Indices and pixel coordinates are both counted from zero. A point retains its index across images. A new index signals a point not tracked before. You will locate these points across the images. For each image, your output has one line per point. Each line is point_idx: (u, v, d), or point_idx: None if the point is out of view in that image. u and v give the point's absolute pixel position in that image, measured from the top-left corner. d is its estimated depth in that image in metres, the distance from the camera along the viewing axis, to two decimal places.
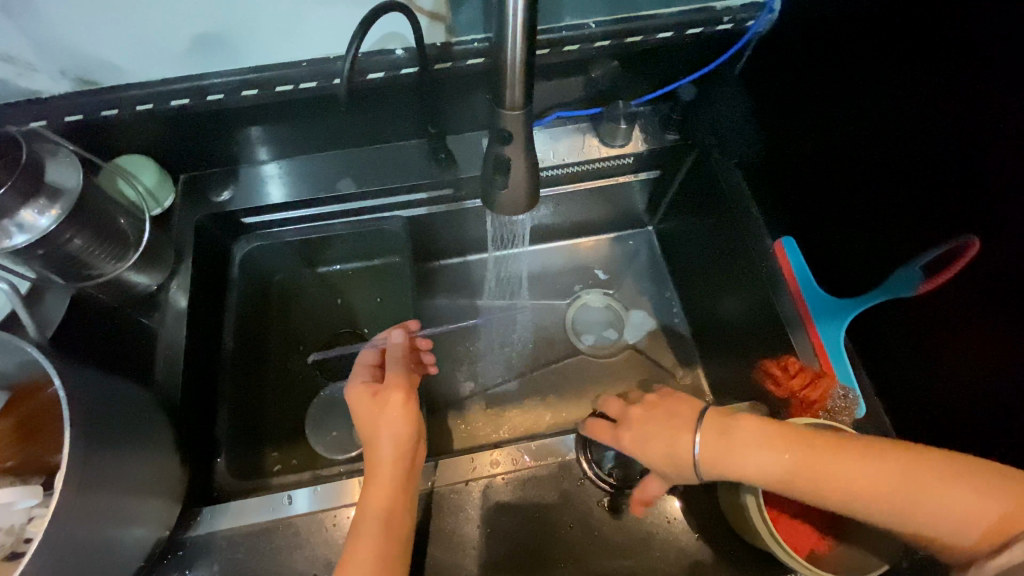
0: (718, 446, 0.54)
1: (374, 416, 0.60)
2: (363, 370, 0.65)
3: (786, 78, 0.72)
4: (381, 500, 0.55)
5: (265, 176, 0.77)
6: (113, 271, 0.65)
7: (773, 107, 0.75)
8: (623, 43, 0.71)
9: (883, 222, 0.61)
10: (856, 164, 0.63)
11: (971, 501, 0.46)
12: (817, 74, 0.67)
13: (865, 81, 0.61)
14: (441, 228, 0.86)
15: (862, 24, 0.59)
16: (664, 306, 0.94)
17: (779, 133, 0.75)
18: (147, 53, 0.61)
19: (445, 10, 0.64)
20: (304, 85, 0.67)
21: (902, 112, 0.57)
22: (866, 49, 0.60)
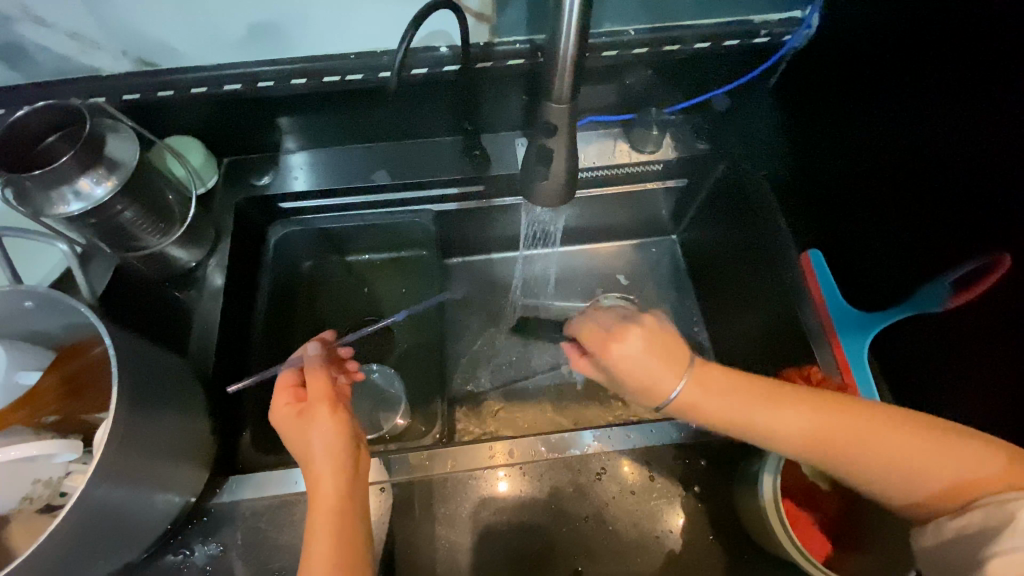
0: (699, 401, 0.51)
1: (301, 431, 0.56)
2: (282, 391, 0.59)
3: (821, 93, 0.73)
4: (326, 509, 0.52)
5: (290, 166, 0.80)
6: (157, 245, 0.68)
7: (805, 121, 0.76)
8: (660, 51, 0.73)
9: (914, 238, 0.61)
10: (889, 198, 0.64)
11: (933, 470, 0.47)
12: (856, 85, 0.67)
13: (909, 93, 0.60)
14: (469, 224, 0.88)
15: (907, 48, 0.60)
16: (684, 314, 0.94)
17: (812, 153, 0.75)
18: (204, 38, 0.64)
19: (491, 11, 0.66)
20: (350, 77, 0.69)
21: (940, 143, 0.57)
22: (912, 75, 0.59)
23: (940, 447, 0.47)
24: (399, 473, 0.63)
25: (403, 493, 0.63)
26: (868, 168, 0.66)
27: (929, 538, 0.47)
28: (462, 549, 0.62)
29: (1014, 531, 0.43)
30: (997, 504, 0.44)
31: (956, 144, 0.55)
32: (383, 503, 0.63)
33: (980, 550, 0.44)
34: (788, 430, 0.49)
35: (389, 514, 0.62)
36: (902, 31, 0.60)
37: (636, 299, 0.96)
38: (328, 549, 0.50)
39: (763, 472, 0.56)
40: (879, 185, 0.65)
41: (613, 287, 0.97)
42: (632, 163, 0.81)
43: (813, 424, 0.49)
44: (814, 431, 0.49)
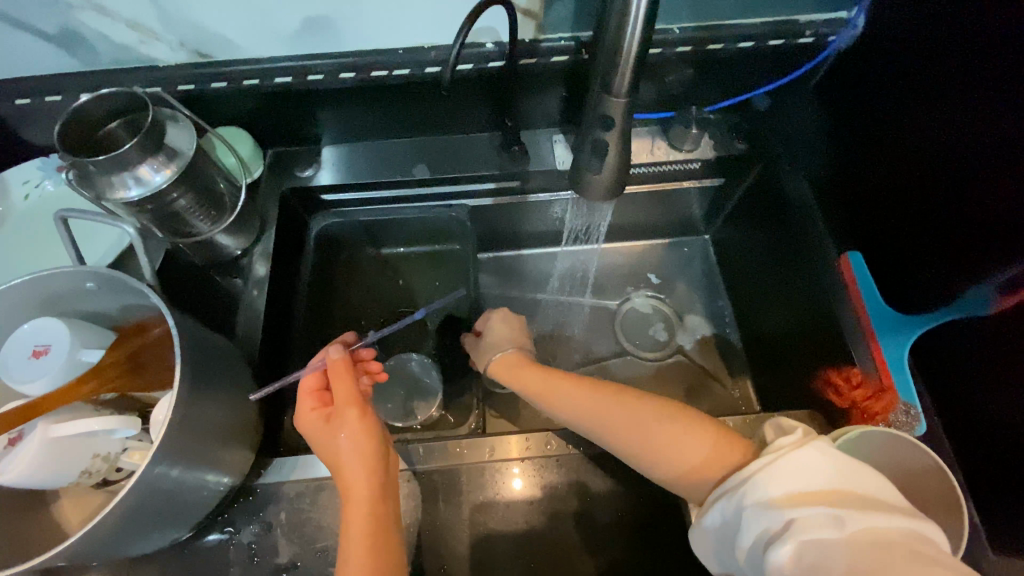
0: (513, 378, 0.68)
1: (328, 434, 0.57)
2: (307, 397, 0.61)
3: (865, 97, 0.72)
4: (360, 512, 0.54)
5: (320, 159, 0.82)
6: (207, 232, 0.70)
7: (845, 124, 0.76)
8: (704, 50, 0.73)
9: (959, 245, 0.61)
10: (927, 202, 0.64)
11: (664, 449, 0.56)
12: (901, 91, 0.66)
13: (956, 104, 0.59)
14: (505, 218, 0.89)
15: (949, 52, 0.59)
16: (715, 314, 0.96)
17: (853, 157, 0.74)
18: (260, 32, 0.66)
19: (538, 8, 0.67)
20: (397, 72, 0.71)
21: (984, 148, 0.57)
22: (954, 80, 0.59)
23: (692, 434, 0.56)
24: (420, 461, 0.64)
25: (440, 481, 0.64)
26: (908, 175, 0.66)
27: (705, 538, 0.51)
28: (498, 538, 0.63)
29: (753, 517, 0.45)
30: (729, 490, 0.49)
31: (1007, 156, 0.54)
32: (412, 489, 0.64)
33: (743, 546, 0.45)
34: (586, 407, 0.61)
35: (418, 501, 0.64)
36: (946, 33, 0.60)
37: (667, 299, 0.98)
38: (365, 549, 0.52)
39: None
40: (918, 191, 0.65)
41: (644, 286, 0.98)
42: (671, 162, 0.81)
43: (601, 405, 0.60)
44: (612, 421, 0.59)
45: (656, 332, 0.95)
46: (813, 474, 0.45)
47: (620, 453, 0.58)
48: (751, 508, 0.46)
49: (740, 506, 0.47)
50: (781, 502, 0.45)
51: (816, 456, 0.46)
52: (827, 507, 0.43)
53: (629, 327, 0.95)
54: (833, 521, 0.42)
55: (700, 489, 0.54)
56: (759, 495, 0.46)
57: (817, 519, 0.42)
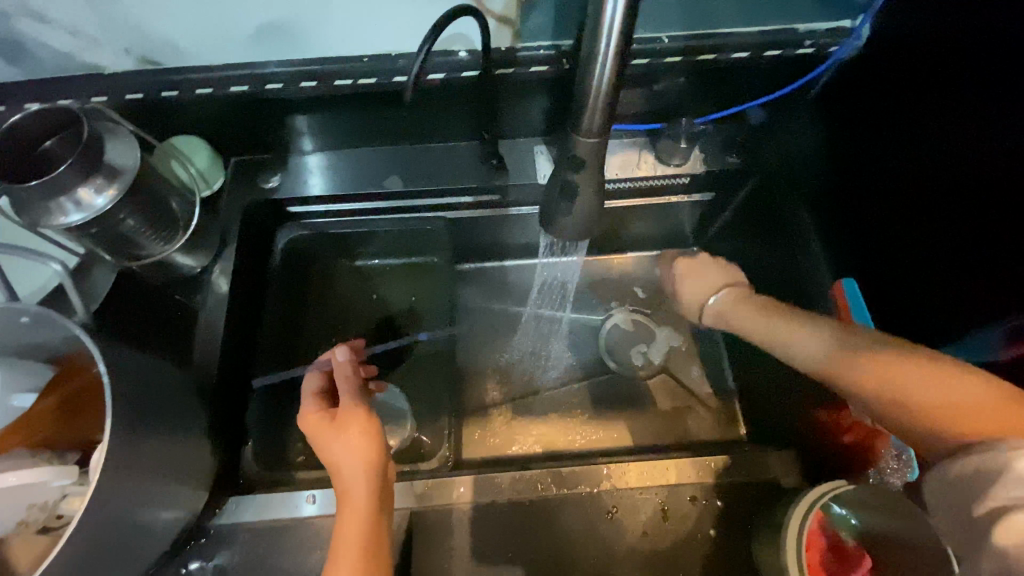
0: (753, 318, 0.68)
1: (330, 440, 0.57)
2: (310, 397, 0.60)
3: (863, 104, 0.68)
4: (356, 514, 0.52)
5: (307, 167, 0.77)
6: (163, 252, 0.66)
7: (844, 136, 0.71)
8: (696, 60, 0.68)
9: (958, 269, 0.57)
10: (925, 224, 0.60)
11: (906, 394, 0.47)
12: (900, 95, 0.62)
13: (955, 108, 0.56)
14: (484, 230, 0.84)
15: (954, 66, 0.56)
16: (703, 332, 0.92)
17: (850, 170, 0.70)
18: (211, 36, 0.60)
19: (515, 14, 0.62)
20: (361, 82, 0.65)
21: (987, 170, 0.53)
22: (956, 95, 0.56)
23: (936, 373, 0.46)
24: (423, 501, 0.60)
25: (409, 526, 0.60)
26: (903, 192, 0.63)
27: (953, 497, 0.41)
28: None
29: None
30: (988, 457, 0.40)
31: (1009, 169, 0.50)
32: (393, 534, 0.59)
33: (982, 506, 0.39)
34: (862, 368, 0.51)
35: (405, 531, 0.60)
36: (952, 48, 0.56)
37: (654, 314, 0.93)
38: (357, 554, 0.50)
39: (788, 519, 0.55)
40: (916, 210, 0.61)
41: (631, 301, 0.94)
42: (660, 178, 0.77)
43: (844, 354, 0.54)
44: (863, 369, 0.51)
45: (637, 356, 0.90)
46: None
47: (881, 407, 0.49)
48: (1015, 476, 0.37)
49: (999, 456, 0.39)
50: None
51: None
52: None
53: (610, 350, 0.90)
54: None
55: (954, 437, 0.43)
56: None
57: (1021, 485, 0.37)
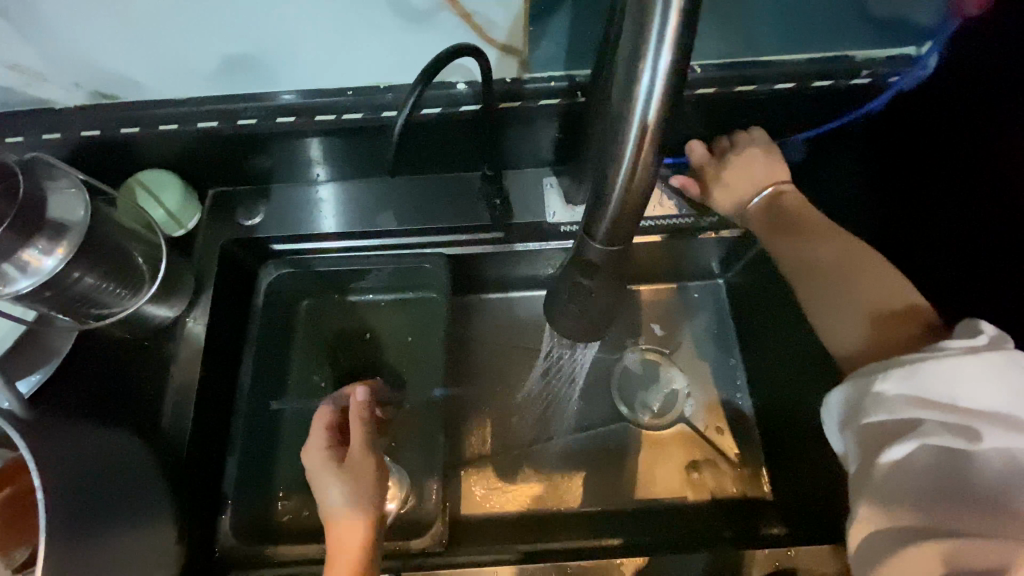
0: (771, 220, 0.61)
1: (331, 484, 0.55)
2: (321, 436, 0.58)
3: (920, 123, 0.61)
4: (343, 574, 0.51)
5: (320, 199, 0.70)
6: (130, 307, 0.60)
7: (900, 162, 0.64)
8: (729, 92, 0.59)
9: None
10: (930, 284, 0.59)
11: (883, 301, 0.50)
12: (969, 114, 0.56)
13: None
14: (488, 265, 0.76)
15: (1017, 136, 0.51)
16: (727, 373, 0.84)
17: (908, 196, 0.63)
18: (171, 71, 0.55)
19: (521, 44, 0.54)
20: (347, 117, 0.59)
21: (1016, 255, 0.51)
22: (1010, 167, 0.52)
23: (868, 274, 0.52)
24: None
25: None
26: (942, 232, 0.58)
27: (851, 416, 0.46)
28: None
29: (881, 404, 0.44)
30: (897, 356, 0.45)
31: None
32: None
33: (870, 436, 0.44)
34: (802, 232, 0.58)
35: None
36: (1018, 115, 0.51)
37: (673, 354, 0.85)
38: None
39: None
40: (932, 264, 0.59)
41: (647, 338, 0.86)
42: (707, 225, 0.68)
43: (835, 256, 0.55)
44: (822, 265, 0.55)
45: (651, 403, 0.82)
46: (914, 377, 0.43)
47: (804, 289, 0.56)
48: (875, 393, 0.44)
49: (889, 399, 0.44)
50: (912, 400, 0.42)
51: (992, 375, 0.41)
52: (959, 415, 0.41)
53: (624, 396, 0.83)
54: (961, 432, 0.41)
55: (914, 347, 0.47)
56: (891, 387, 0.43)
57: (943, 423, 0.41)
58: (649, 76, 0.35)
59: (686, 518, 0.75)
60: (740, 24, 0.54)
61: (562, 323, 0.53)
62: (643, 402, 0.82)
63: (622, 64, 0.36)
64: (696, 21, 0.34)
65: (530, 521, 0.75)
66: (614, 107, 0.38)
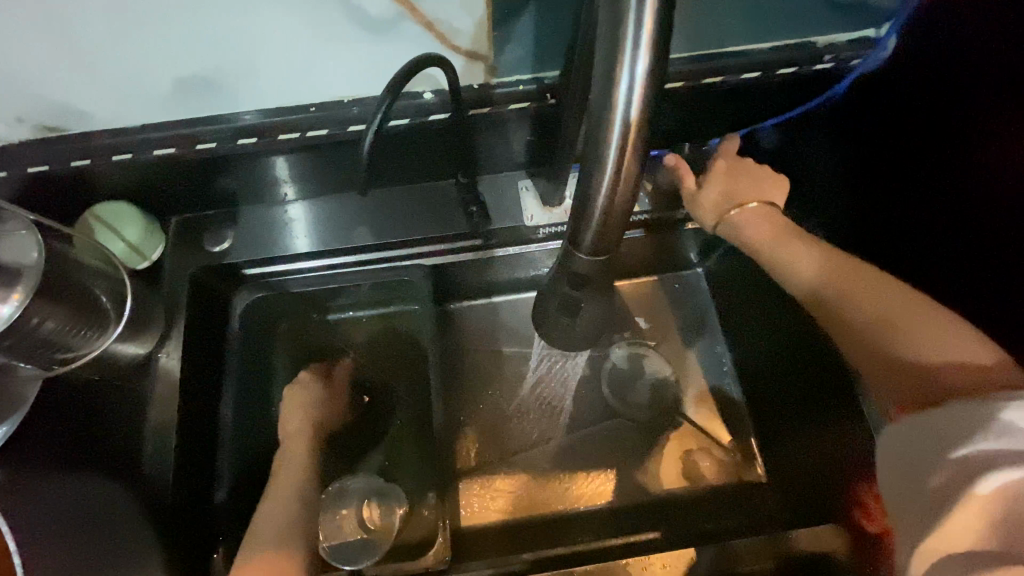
0: (769, 229, 0.58)
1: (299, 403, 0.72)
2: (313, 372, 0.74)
3: (878, 97, 0.62)
4: (264, 535, 0.61)
5: (288, 219, 0.67)
6: (98, 348, 0.57)
7: (858, 137, 0.65)
8: (698, 84, 0.59)
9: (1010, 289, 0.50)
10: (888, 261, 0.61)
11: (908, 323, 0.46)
12: (924, 84, 0.56)
13: (980, 102, 0.51)
14: (469, 273, 0.75)
15: (982, 137, 0.51)
16: (712, 361, 0.85)
17: (866, 160, 0.63)
18: (120, 98, 0.52)
19: (487, 50, 0.52)
20: (311, 134, 0.57)
21: (955, 245, 0.54)
22: (967, 164, 0.53)
23: (909, 302, 0.47)
24: None
25: None
26: (891, 194, 0.60)
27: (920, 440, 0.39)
28: None
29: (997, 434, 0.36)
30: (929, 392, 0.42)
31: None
32: None
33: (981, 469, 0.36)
34: (792, 244, 0.56)
35: None
36: (1002, 137, 0.49)
37: (658, 345, 0.86)
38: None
39: None
40: (888, 223, 0.60)
41: (633, 332, 0.86)
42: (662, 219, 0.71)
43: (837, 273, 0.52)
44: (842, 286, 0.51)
45: (643, 397, 0.83)
46: None
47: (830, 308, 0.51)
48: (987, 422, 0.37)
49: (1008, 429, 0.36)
50: None
51: None
52: None
53: (613, 391, 0.83)
54: None
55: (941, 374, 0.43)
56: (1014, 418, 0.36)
57: None
58: (628, 82, 0.34)
59: (684, 509, 0.76)
60: (705, 15, 0.54)
61: (554, 330, 0.53)
62: (634, 397, 0.82)
63: (598, 66, 0.35)
64: (667, 22, 0.34)
65: (531, 526, 0.75)
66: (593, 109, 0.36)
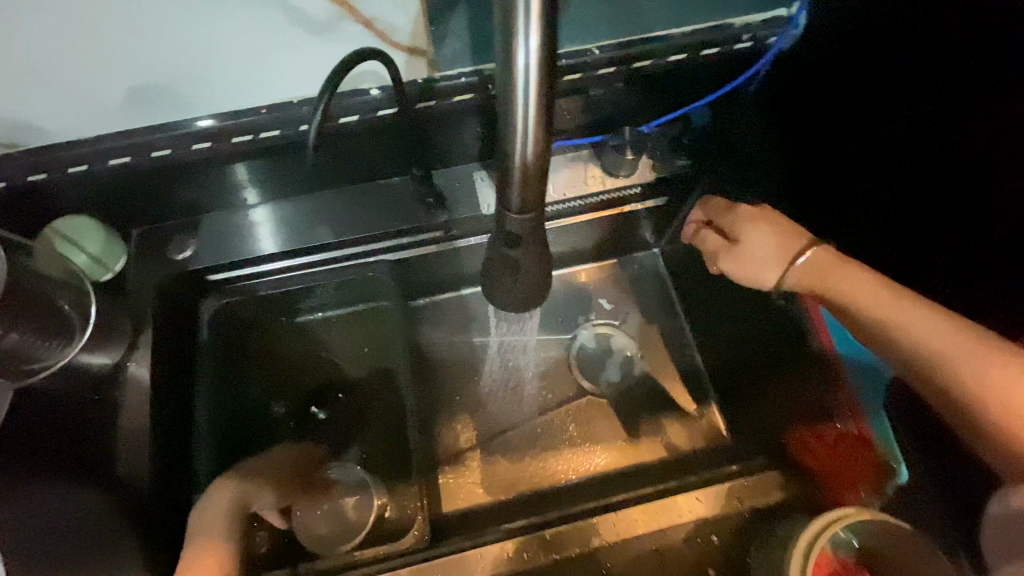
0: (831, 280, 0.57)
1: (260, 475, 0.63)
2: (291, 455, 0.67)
3: (798, 79, 0.67)
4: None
5: (253, 223, 0.69)
6: (63, 358, 0.58)
7: (784, 112, 0.70)
8: (630, 68, 0.64)
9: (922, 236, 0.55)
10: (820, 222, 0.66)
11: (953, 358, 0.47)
12: (827, 70, 0.62)
13: (875, 82, 0.56)
14: (433, 267, 0.78)
15: (882, 114, 0.56)
16: (673, 335, 0.89)
17: (794, 146, 0.68)
18: (69, 110, 0.53)
19: (425, 45, 0.56)
20: (264, 135, 0.59)
21: (887, 216, 0.58)
22: (877, 144, 0.57)
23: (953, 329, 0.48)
24: None
25: None
26: (822, 177, 0.64)
27: None
28: None
29: None
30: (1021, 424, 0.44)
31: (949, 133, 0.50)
32: None
33: None
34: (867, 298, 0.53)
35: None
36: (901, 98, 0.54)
37: (621, 324, 0.89)
38: None
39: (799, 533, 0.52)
40: (826, 204, 0.65)
41: (596, 313, 0.90)
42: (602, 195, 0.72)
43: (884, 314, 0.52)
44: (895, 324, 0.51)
45: (610, 373, 0.86)
46: None
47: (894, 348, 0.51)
48: None
49: None
50: None
51: None
52: None
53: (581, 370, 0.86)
54: None
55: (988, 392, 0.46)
56: None
57: None
58: (525, 47, 0.35)
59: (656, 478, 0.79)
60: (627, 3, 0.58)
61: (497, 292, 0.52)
62: (601, 374, 0.86)
63: (499, 42, 0.37)
64: None
65: (510, 506, 0.77)
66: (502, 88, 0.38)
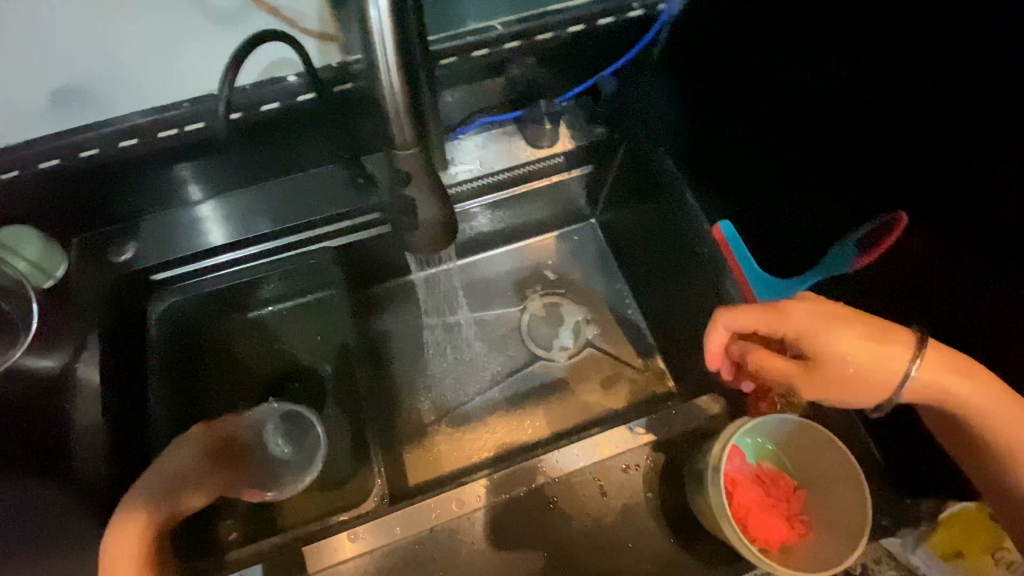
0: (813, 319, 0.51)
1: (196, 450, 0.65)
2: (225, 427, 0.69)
3: (698, 50, 0.74)
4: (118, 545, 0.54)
5: (202, 218, 0.71)
6: (9, 359, 0.60)
7: (689, 81, 0.77)
8: (533, 40, 0.68)
9: None
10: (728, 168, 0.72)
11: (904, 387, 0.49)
12: (728, 42, 0.69)
13: (769, 45, 0.63)
14: (378, 251, 0.81)
15: (780, 75, 0.62)
16: (617, 298, 0.93)
17: (710, 120, 0.75)
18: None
19: (334, 29, 0.61)
20: (191, 128, 0.59)
21: (803, 171, 0.63)
22: (784, 108, 0.63)
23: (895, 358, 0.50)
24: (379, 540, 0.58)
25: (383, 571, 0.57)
26: (745, 149, 0.70)
27: None
28: None
29: None
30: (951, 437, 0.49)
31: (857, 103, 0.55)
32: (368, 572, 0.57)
33: None
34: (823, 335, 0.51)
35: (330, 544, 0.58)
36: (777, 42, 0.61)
37: (567, 292, 0.94)
38: None
39: (712, 448, 0.58)
40: (756, 172, 0.70)
41: (543, 285, 0.94)
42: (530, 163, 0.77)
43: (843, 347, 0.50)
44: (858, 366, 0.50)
45: (560, 338, 0.90)
46: None
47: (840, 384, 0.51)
48: None
49: None
50: None
51: None
52: None
53: (531, 338, 0.90)
54: None
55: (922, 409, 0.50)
56: None
57: None
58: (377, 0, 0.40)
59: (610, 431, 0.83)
60: None
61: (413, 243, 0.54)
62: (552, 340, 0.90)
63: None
64: None
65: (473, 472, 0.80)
66: (366, 56, 0.44)
